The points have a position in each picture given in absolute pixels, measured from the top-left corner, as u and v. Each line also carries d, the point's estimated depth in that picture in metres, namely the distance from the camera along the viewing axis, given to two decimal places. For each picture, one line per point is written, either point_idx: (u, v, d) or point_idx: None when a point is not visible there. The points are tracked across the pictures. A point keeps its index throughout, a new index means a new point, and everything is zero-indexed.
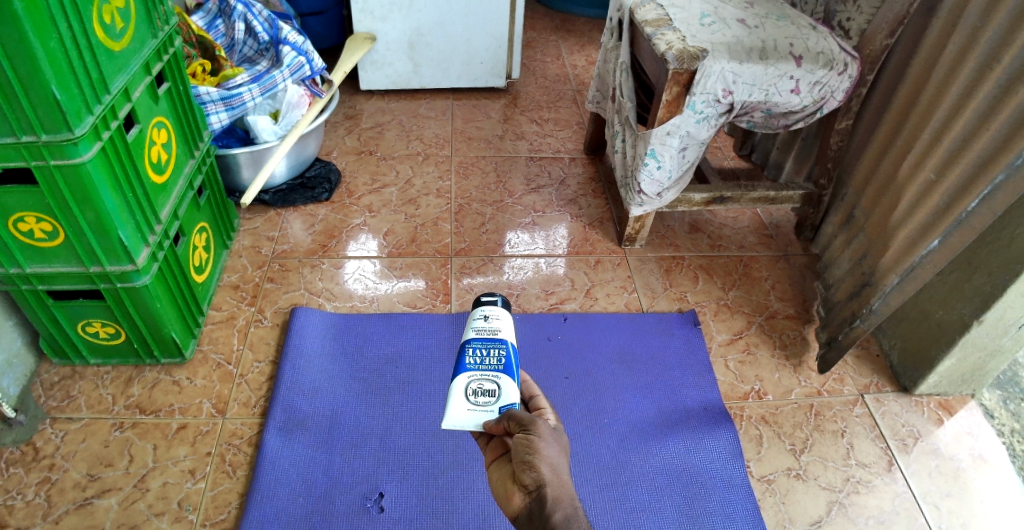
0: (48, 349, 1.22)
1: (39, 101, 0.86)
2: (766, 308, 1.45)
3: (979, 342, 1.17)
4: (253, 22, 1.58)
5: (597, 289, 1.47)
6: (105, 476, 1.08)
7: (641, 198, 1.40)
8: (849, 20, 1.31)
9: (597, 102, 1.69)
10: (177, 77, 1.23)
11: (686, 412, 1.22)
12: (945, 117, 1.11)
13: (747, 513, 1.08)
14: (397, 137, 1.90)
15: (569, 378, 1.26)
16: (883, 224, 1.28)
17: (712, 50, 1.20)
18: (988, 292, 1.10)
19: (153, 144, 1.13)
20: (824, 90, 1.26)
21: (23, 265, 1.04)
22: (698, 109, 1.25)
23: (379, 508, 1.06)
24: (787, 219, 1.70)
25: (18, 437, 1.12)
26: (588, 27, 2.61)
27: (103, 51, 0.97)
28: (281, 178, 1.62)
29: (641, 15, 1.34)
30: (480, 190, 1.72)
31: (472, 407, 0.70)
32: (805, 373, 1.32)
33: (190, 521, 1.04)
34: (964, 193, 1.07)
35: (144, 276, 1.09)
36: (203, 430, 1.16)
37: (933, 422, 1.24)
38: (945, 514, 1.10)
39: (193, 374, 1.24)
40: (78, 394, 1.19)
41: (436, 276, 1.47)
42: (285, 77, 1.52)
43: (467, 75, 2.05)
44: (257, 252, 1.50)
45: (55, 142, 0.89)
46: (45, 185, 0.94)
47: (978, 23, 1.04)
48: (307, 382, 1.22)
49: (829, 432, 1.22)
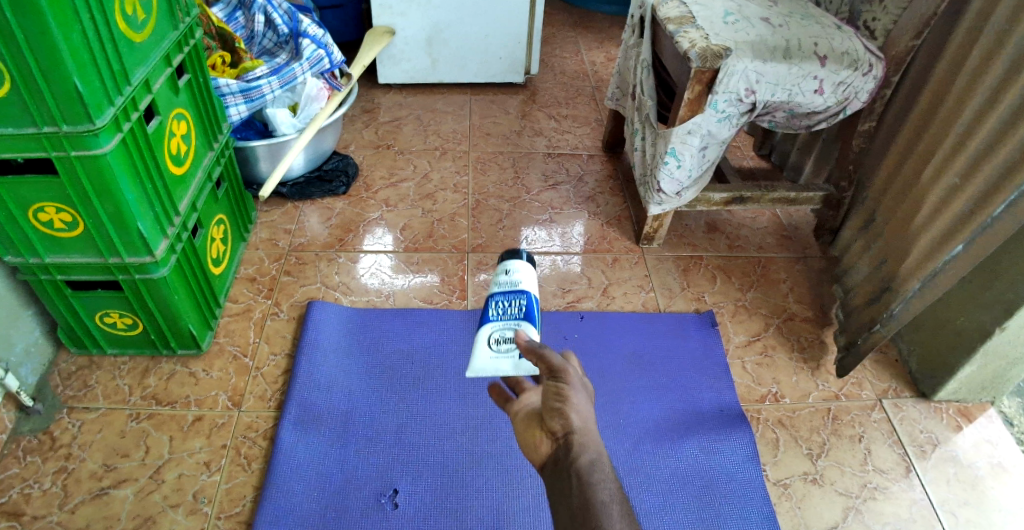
0: (66, 339, 1.22)
1: (62, 93, 0.86)
2: (784, 311, 1.44)
3: (999, 349, 1.15)
4: (272, 15, 1.57)
5: (614, 288, 1.46)
6: (120, 466, 1.09)
7: (660, 197, 1.39)
8: (874, 21, 1.29)
9: (616, 99, 1.66)
10: (196, 68, 1.22)
11: (703, 413, 1.21)
12: (971, 121, 1.09)
13: (765, 518, 1.07)
14: (414, 132, 1.90)
15: (585, 377, 1.25)
16: (904, 227, 1.26)
17: (735, 49, 1.19)
18: (1010, 299, 1.08)
19: (172, 136, 1.13)
20: (848, 90, 1.24)
21: (42, 256, 1.04)
22: (720, 109, 1.23)
23: (393, 505, 1.05)
24: (805, 221, 1.68)
25: (36, 427, 1.12)
26: (606, 24, 2.58)
27: (125, 42, 0.97)
28: (298, 170, 1.61)
29: (663, 12, 1.32)
30: (497, 186, 1.72)
31: (496, 354, 0.73)
32: (824, 376, 1.31)
33: (205, 514, 1.04)
34: (988, 199, 1.05)
35: (163, 268, 1.09)
36: (219, 422, 1.16)
37: (951, 429, 1.23)
38: (963, 522, 1.09)
39: (209, 366, 1.24)
40: (94, 384, 1.19)
41: (453, 272, 1.46)
42: (303, 70, 1.51)
43: (484, 70, 2.04)
44: (274, 245, 1.50)
45: (76, 134, 0.89)
46: (65, 176, 0.94)
47: (1005, 28, 1.03)
48: (323, 377, 1.22)
49: (847, 437, 1.21)
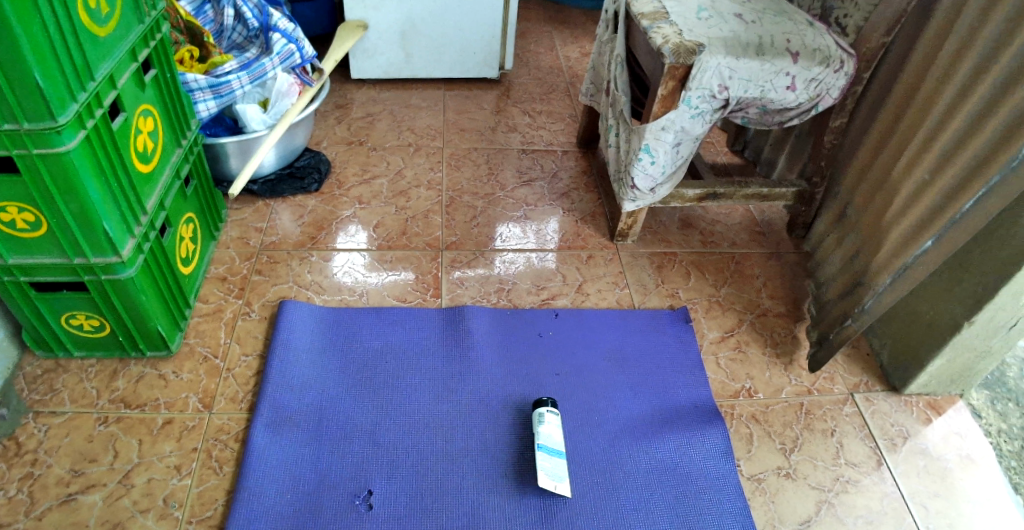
0: (31, 341, 1.20)
1: (23, 89, 0.84)
2: (758, 306, 1.45)
3: (968, 343, 1.17)
4: (242, 8, 1.54)
5: (588, 284, 1.46)
6: (88, 472, 1.07)
7: (634, 193, 1.39)
8: (846, 17, 1.30)
9: (591, 95, 1.66)
10: (163, 63, 1.20)
11: (677, 409, 1.22)
12: (941, 118, 1.10)
13: (738, 513, 1.08)
14: (387, 128, 1.88)
15: (560, 374, 1.25)
16: (875, 223, 1.27)
17: (708, 45, 1.18)
18: (979, 294, 1.10)
19: (138, 133, 1.10)
20: (820, 87, 1.24)
21: (5, 257, 1.02)
22: (693, 105, 1.23)
23: (368, 506, 1.05)
24: (779, 216, 1.69)
25: (0, 433, 1.10)
26: (583, 18, 2.57)
27: (88, 37, 0.94)
28: (270, 167, 1.59)
29: (637, 7, 1.31)
30: (471, 182, 1.71)
31: None
32: (796, 371, 1.32)
33: (176, 519, 1.03)
34: (957, 195, 1.06)
35: (130, 268, 1.07)
36: (189, 425, 1.14)
37: (921, 422, 1.24)
38: (933, 514, 1.11)
39: (179, 368, 1.22)
40: (61, 388, 1.17)
41: (426, 270, 1.45)
42: (274, 65, 1.49)
43: (459, 65, 2.02)
44: (245, 243, 1.48)
45: (38, 131, 0.87)
46: (28, 173, 0.92)
47: (974, 25, 1.04)
48: (295, 377, 1.21)
49: (818, 431, 1.22)
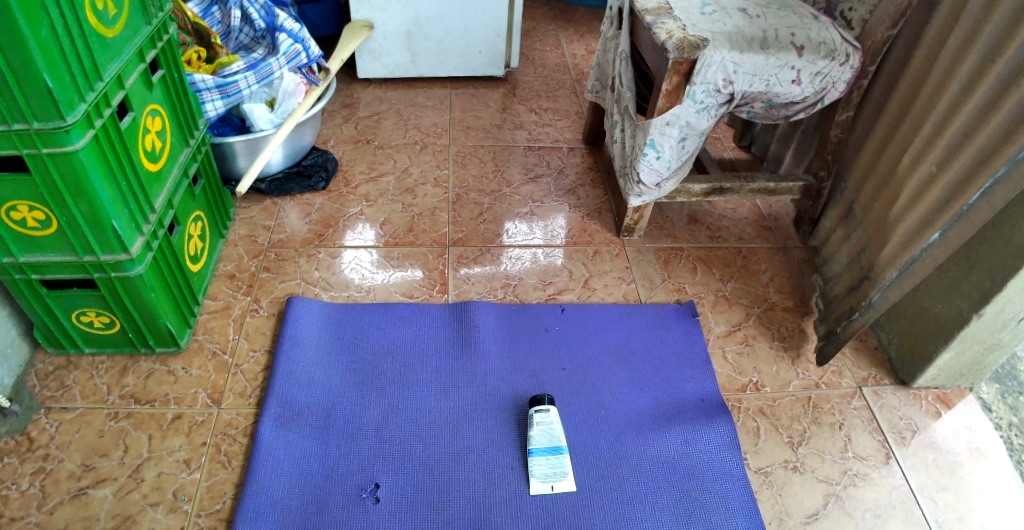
0: (42, 339, 1.21)
1: (33, 90, 0.85)
2: (765, 301, 1.45)
3: (977, 336, 1.16)
4: (248, 10, 1.56)
5: (594, 279, 1.46)
6: (99, 466, 1.08)
7: (639, 188, 1.39)
8: (851, 11, 1.31)
9: (596, 92, 1.67)
10: (171, 64, 1.21)
11: (684, 403, 1.22)
12: (947, 111, 1.10)
13: (745, 506, 1.08)
14: (394, 126, 1.89)
15: (566, 369, 1.25)
16: (883, 216, 1.26)
17: (712, 40, 1.18)
18: (987, 287, 1.09)
19: (147, 132, 1.12)
20: (825, 80, 1.24)
21: (17, 255, 1.03)
22: (698, 100, 1.23)
23: (375, 500, 1.05)
24: (785, 211, 1.69)
25: (13, 428, 1.11)
26: (589, 17, 2.58)
27: (96, 38, 0.95)
28: (277, 166, 1.60)
29: (641, 3, 1.32)
30: (477, 179, 1.71)
31: None
32: (803, 365, 1.32)
33: (185, 512, 1.03)
34: (963, 188, 1.05)
35: (138, 266, 1.08)
36: (198, 420, 1.15)
37: (930, 415, 1.24)
38: (942, 508, 1.10)
39: (188, 364, 1.23)
40: (72, 384, 1.18)
41: (433, 266, 1.46)
42: (280, 65, 1.50)
43: (465, 64, 2.03)
44: (253, 241, 1.49)
45: (47, 131, 0.88)
46: (38, 173, 0.93)
47: (981, 17, 1.03)
48: (302, 373, 1.21)
49: (827, 425, 1.21)
